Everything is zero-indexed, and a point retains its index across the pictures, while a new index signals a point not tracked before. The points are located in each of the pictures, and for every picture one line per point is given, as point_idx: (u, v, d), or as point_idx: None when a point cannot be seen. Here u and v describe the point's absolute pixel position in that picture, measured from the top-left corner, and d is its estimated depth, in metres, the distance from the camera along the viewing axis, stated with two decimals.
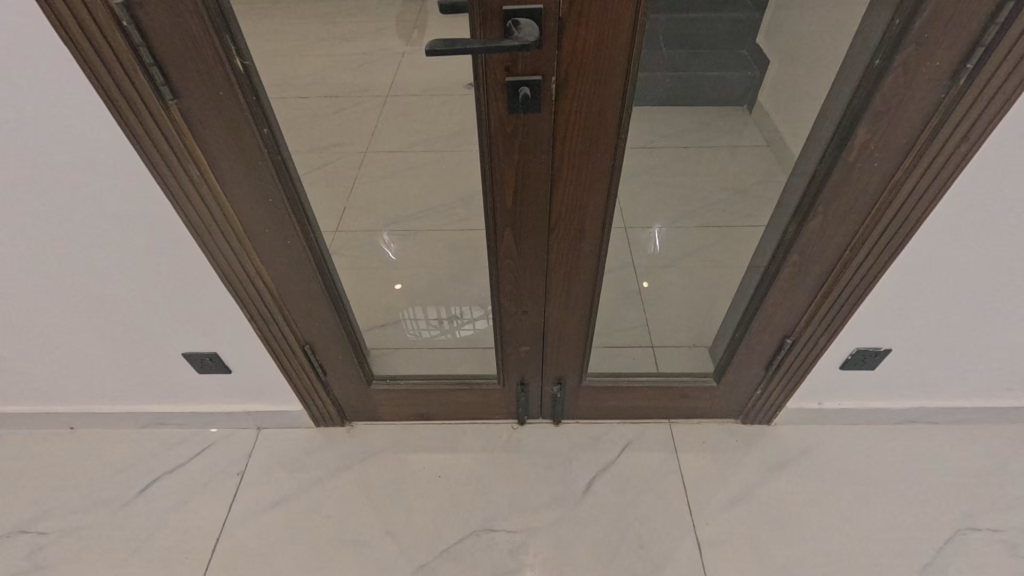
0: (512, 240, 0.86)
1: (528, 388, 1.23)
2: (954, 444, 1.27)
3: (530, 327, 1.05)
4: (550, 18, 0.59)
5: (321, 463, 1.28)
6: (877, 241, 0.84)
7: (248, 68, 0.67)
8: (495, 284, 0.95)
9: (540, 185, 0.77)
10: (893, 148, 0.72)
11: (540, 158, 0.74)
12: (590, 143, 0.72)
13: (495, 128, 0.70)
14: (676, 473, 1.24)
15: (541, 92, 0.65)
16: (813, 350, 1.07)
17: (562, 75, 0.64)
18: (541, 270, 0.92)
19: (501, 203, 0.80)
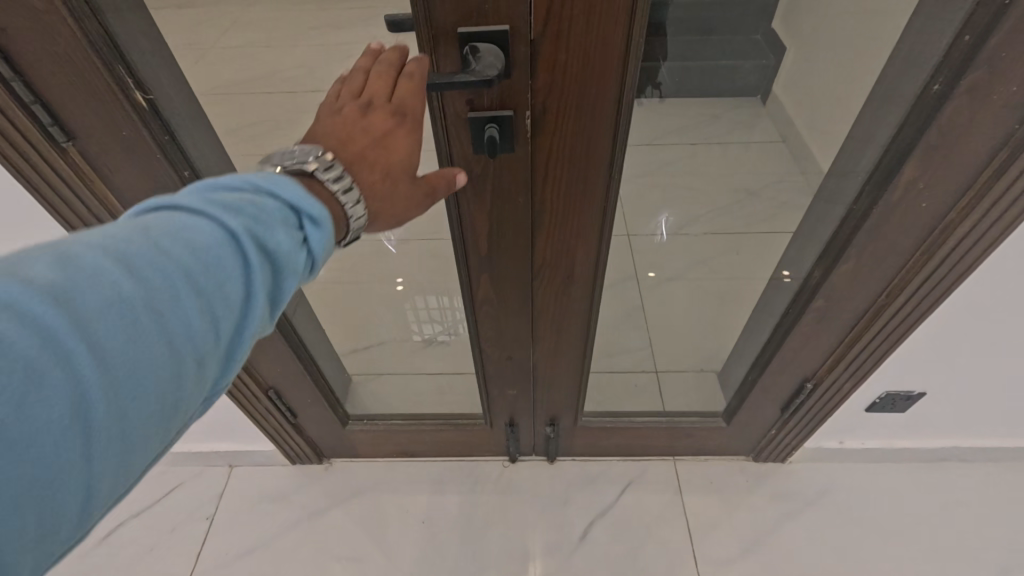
0: (492, 287, 0.75)
1: (518, 429, 1.13)
2: (989, 484, 1.16)
3: (517, 372, 0.94)
4: (519, 42, 0.48)
5: (297, 507, 1.20)
6: (919, 288, 0.71)
7: (156, 102, 0.55)
8: (474, 331, 0.84)
9: (519, 229, 0.66)
10: (946, 187, 0.59)
11: (518, 201, 0.62)
12: (576, 183, 0.60)
13: (462, 170, 0.58)
14: (680, 517, 1.14)
15: (512, 128, 0.53)
16: (835, 396, 0.94)
17: (538, 108, 0.53)
18: (525, 317, 0.81)
19: (476, 249, 0.69)
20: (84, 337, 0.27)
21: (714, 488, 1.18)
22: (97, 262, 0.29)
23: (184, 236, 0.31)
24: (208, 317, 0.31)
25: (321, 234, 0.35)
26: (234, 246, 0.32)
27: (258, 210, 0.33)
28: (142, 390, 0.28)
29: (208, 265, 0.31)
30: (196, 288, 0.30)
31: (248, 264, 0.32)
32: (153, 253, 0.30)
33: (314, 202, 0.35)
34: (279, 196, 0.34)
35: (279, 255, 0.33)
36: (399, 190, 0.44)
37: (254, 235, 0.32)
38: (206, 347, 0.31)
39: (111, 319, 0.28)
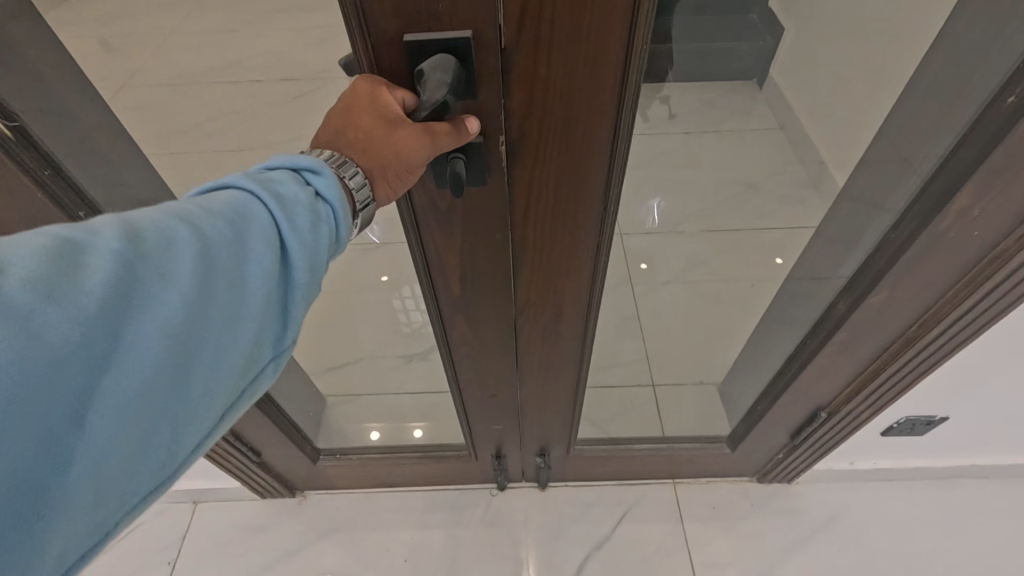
0: (468, 327, 0.66)
1: (506, 459, 1.06)
2: (1008, 504, 1.09)
3: (502, 409, 0.86)
4: (488, 50, 0.37)
5: (269, 546, 1.11)
6: (956, 322, 0.62)
7: (23, 129, 0.47)
8: (451, 372, 0.75)
9: (499, 268, 0.57)
10: (1006, 217, 0.50)
11: (495, 237, 0.53)
12: (564, 216, 0.51)
13: (424, 204, 0.49)
14: (681, 547, 1.08)
15: (483, 157, 0.44)
16: (852, 424, 0.86)
17: (516, 132, 0.43)
18: (510, 357, 0.72)
19: (448, 289, 0.60)
20: (151, 270, 0.26)
21: (715, 514, 1.12)
22: (154, 214, 0.28)
23: (214, 205, 0.30)
24: (260, 258, 0.30)
25: (331, 179, 0.33)
26: (265, 195, 0.31)
27: (273, 177, 0.33)
28: (206, 325, 0.28)
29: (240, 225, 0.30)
30: (244, 229, 0.30)
31: (282, 209, 0.31)
32: (199, 207, 0.30)
33: (310, 158, 0.34)
34: (284, 166, 0.34)
35: (303, 201, 0.32)
36: (388, 137, 0.36)
37: (279, 188, 0.32)
38: (263, 289, 0.30)
39: (172, 254, 0.27)
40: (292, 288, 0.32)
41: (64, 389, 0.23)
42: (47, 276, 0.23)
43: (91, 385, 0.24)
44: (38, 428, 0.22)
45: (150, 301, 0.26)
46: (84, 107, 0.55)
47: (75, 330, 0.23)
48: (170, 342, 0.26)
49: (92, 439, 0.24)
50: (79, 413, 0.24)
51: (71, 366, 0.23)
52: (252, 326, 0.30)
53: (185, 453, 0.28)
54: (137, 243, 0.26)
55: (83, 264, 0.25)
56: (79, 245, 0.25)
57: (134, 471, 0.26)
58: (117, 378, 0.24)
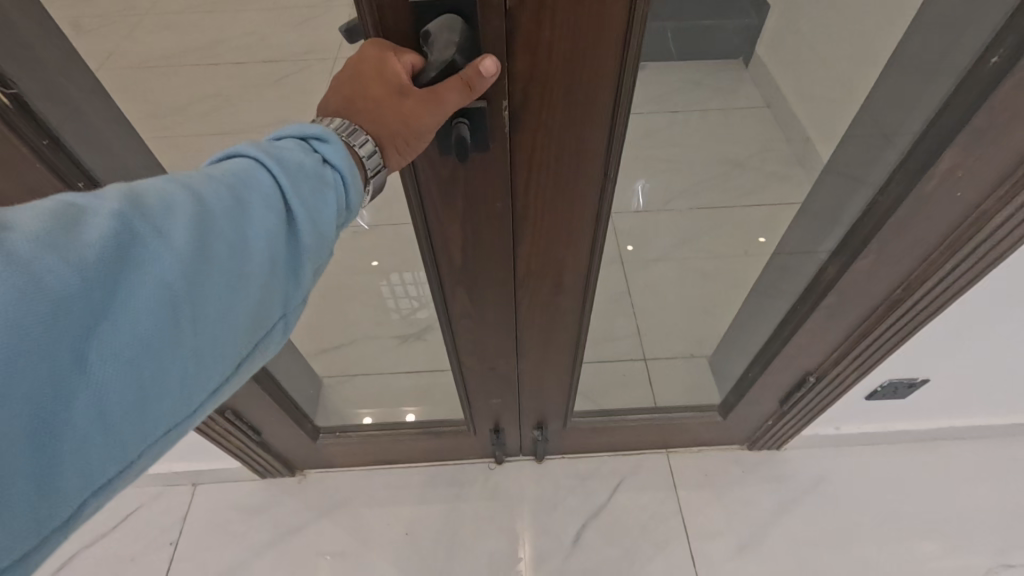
0: (470, 300, 0.67)
1: (503, 433, 1.08)
2: (984, 463, 1.14)
3: (501, 382, 0.87)
4: (492, 10, 0.38)
5: (270, 525, 1.13)
6: (940, 283, 0.65)
7: (22, 98, 0.47)
8: (452, 346, 0.77)
9: (499, 239, 0.58)
10: (987, 177, 0.52)
11: (497, 208, 0.54)
12: (564, 182, 0.52)
13: (427, 175, 0.50)
14: (675, 514, 1.12)
15: (486, 124, 0.45)
16: (838, 388, 0.89)
17: (517, 96, 0.44)
18: (510, 330, 0.74)
19: (450, 262, 0.61)
20: (154, 227, 0.27)
21: (705, 481, 1.16)
22: (159, 180, 0.29)
23: (218, 172, 0.31)
24: (264, 220, 0.30)
25: (336, 145, 0.34)
26: (269, 161, 0.31)
27: (278, 145, 0.33)
28: (211, 282, 0.28)
29: (242, 190, 0.30)
30: (249, 192, 0.30)
31: (286, 174, 0.31)
32: (203, 174, 0.30)
33: (316, 126, 0.34)
34: (288, 135, 0.34)
35: (306, 166, 0.32)
36: (393, 101, 0.36)
37: (284, 154, 0.32)
38: (268, 250, 0.31)
39: (175, 213, 0.28)
40: (299, 251, 0.32)
41: (71, 335, 0.24)
42: (52, 231, 0.24)
43: (98, 333, 0.25)
44: (47, 370, 0.23)
45: (153, 256, 0.26)
46: (77, 80, 0.54)
47: (78, 281, 0.24)
48: (174, 293, 0.27)
49: (100, 384, 0.25)
50: (87, 359, 0.25)
51: (77, 314, 0.24)
52: (258, 285, 0.30)
53: (196, 402, 0.29)
54: (142, 204, 0.27)
55: (89, 221, 0.26)
56: (85, 206, 0.26)
57: (144, 421, 0.27)
58: (121, 326, 0.25)
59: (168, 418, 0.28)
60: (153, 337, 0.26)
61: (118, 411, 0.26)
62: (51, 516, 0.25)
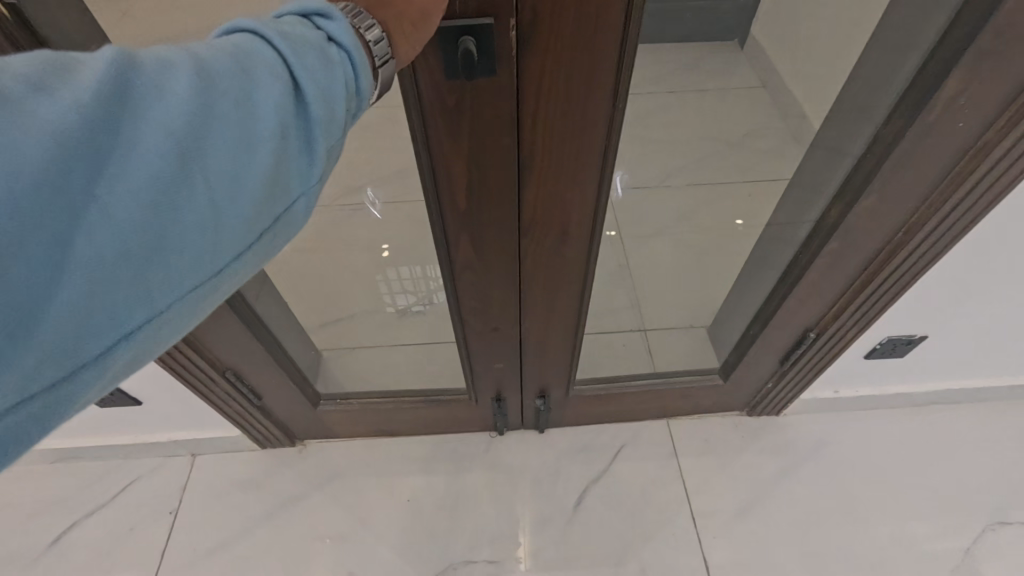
0: (473, 250, 0.67)
1: (505, 402, 1.08)
2: (981, 426, 1.16)
3: (503, 345, 0.87)
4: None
5: (272, 495, 1.14)
6: (943, 220, 0.65)
7: (23, 13, 0.47)
8: (454, 303, 0.77)
9: (504, 177, 0.58)
10: (988, 103, 0.53)
11: (502, 143, 0.54)
12: (572, 112, 0.52)
13: (433, 103, 0.50)
14: (675, 478, 1.13)
15: (493, 42, 0.45)
16: (839, 343, 0.90)
17: (526, 15, 0.44)
18: (513, 284, 0.73)
19: (454, 207, 0.61)
20: (150, 88, 0.26)
21: (705, 447, 1.16)
22: (161, 47, 0.29)
23: (219, 42, 0.30)
24: (267, 89, 0.29)
25: (342, 23, 0.32)
26: (271, 34, 0.30)
27: (285, 19, 0.32)
28: (213, 144, 0.28)
29: (242, 58, 0.29)
30: (251, 61, 0.29)
31: (289, 45, 0.30)
32: (204, 44, 0.30)
33: (316, 2, 0.33)
34: (293, 11, 0.33)
35: (311, 41, 0.31)
36: None
37: (288, 29, 0.31)
38: (275, 119, 0.30)
39: (171, 75, 0.27)
40: (309, 125, 0.31)
41: (67, 186, 0.24)
42: (45, 82, 0.24)
43: (95, 187, 0.25)
44: (45, 218, 0.24)
45: (152, 110, 0.26)
46: None
47: (71, 130, 0.24)
48: (172, 154, 0.26)
49: (100, 240, 0.25)
50: (86, 213, 0.25)
51: (73, 164, 0.24)
52: (265, 157, 0.30)
53: (206, 272, 0.29)
54: (138, 65, 0.27)
55: (87, 73, 0.25)
56: (81, 62, 0.26)
57: (154, 277, 0.27)
58: (119, 181, 0.25)
59: (180, 279, 0.28)
60: (151, 196, 0.26)
61: (122, 268, 0.26)
62: (61, 368, 0.26)
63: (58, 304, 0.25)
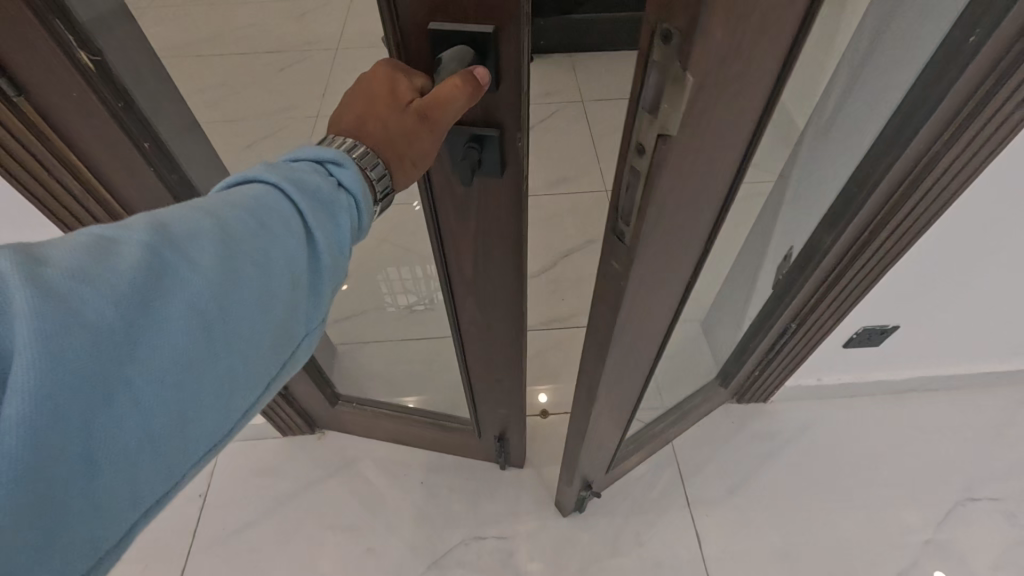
0: (476, 306, 0.78)
1: (507, 444, 1.14)
2: (953, 411, 1.24)
3: (505, 393, 0.96)
4: (507, 48, 0.45)
5: (293, 479, 1.22)
6: (904, 221, 0.77)
7: (106, 65, 0.54)
8: (459, 342, 0.86)
9: (506, 252, 0.67)
10: (931, 127, 0.64)
11: (503, 225, 0.63)
12: (669, 261, 0.52)
13: (442, 191, 0.60)
14: (669, 461, 1.21)
15: (499, 148, 0.53)
16: (818, 332, 1.00)
17: (520, 128, 0.51)
18: (515, 337, 0.82)
19: (460, 271, 0.71)
20: (179, 259, 0.31)
21: (699, 431, 1.24)
22: (179, 212, 0.33)
23: (236, 200, 0.35)
24: (286, 241, 0.35)
25: (352, 170, 0.40)
26: (288, 186, 0.37)
27: (294, 168, 0.38)
28: (240, 297, 0.33)
29: (261, 215, 0.35)
30: (269, 217, 0.35)
31: (304, 197, 0.37)
32: (222, 202, 0.35)
33: (334, 151, 0.40)
34: (302, 158, 0.40)
35: (326, 189, 0.38)
36: (395, 115, 0.43)
37: (302, 177, 0.38)
38: (289, 267, 0.35)
39: (198, 243, 0.32)
40: (319, 266, 0.37)
41: (112, 362, 0.28)
42: (85, 268, 0.28)
43: (137, 357, 0.28)
44: (95, 392, 0.27)
45: (190, 273, 0.31)
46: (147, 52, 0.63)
47: (113, 312, 0.28)
48: (203, 315, 0.31)
49: (145, 403, 0.29)
50: (129, 383, 0.28)
51: (119, 340, 0.28)
52: (281, 303, 0.35)
53: (233, 413, 0.34)
54: (168, 238, 0.31)
55: (122, 253, 0.29)
56: (115, 242, 0.30)
57: (190, 423, 0.31)
58: (156, 349, 0.29)
59: (209, 422, 0.32)
60: (187, 356, 0.30)
61: (160, 424, 0.30)
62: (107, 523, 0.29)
63: (104, 470, 0.28)
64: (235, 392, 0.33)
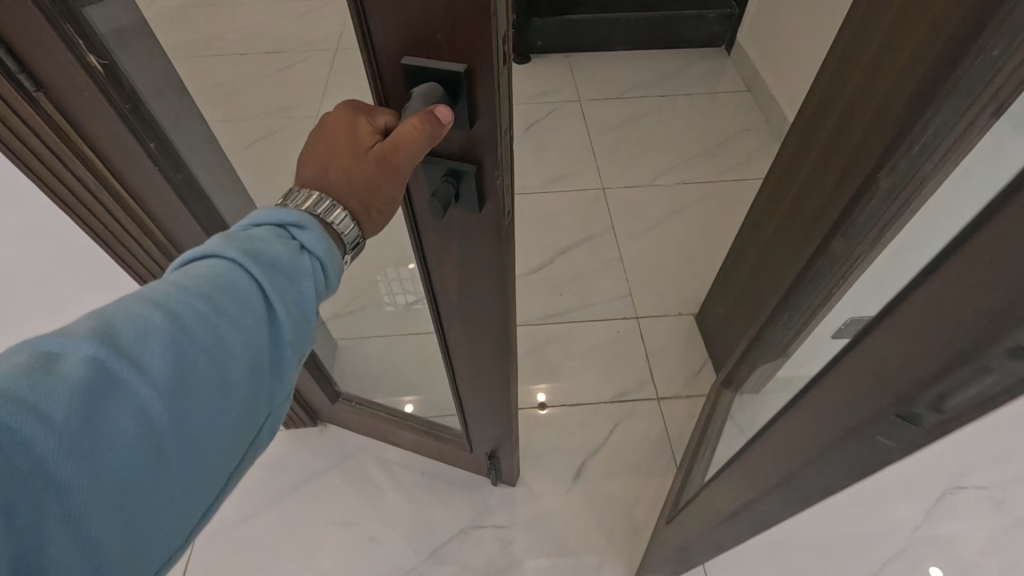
0: (463, 325, 0.79)
1: (498, 462, 1.13)
2: None
3: (495, 411, 0.97)
4: (481, 86, 0.45)
5: (296, 469, 1.25)
6: None
7: (112, 67, 0.56)
8: (448, 354, 0.87)
9: (487, 281, 0.68)
10: None
11: (481, 255, 0.64)
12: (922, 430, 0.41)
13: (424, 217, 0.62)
14: (666, 451, 1.24)
15: (475, 180, 0.53)
16: None
17: (495, 164, 0.52)
18: (501, 361, 0.82)
19: (445, 292, 0.73)
20: (128, 362, 0.32)
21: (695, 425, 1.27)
22: (126, 307, 0.34)
23: (189, 283, 0.36)
24: (244, 321, 0.37)
25: (313, 233, 0.42)
26: (246, 260, 0.38)
27: (253, 237, 0.40)
28: (195, 391, 0.34)
29: (217, 298, 0.36)
30: (225, 298, 0.36)
31: (262, 270, 0.38)
32: (176, 286, 0.36)
33: (295, 213, 0.42)
34: (263, 223, 0.42)
35: (288, 257, 0.40)
36: (355, 163, 0.44)
37: (261, 248, 0.39)
38: (248, 351, 0.37)
39: (148, 341, 0.33)
40: (279, 338, 0.39)
41: (58, 481, 0.28)
42: (26, 387, 0.28)
43: (83, 474, 0.29)
44: (39, 518, 0.27)
45: (138, 380, 0.32)
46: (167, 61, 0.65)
47: (57, 432, 0.28)
48: (155, 414, 0.32)
49: (93, 517, 0.29)
50: (77, 501, 0.29)
51: (63, 459, 0.28)
52: (240, 385, 0.36)
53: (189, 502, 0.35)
54: (115, 341, 0.32)
55: (67, 365, 0.30)
56: (59, 353, 0.30)
57: (148, 529, 0.32)
58: (104, 459, 0.30)
59: (164, 519, 0.33)
60: (140, 458, 0.31)
61: (112, 533, 0.30)
62: None
63: None
64: (192, 483, 0.34)
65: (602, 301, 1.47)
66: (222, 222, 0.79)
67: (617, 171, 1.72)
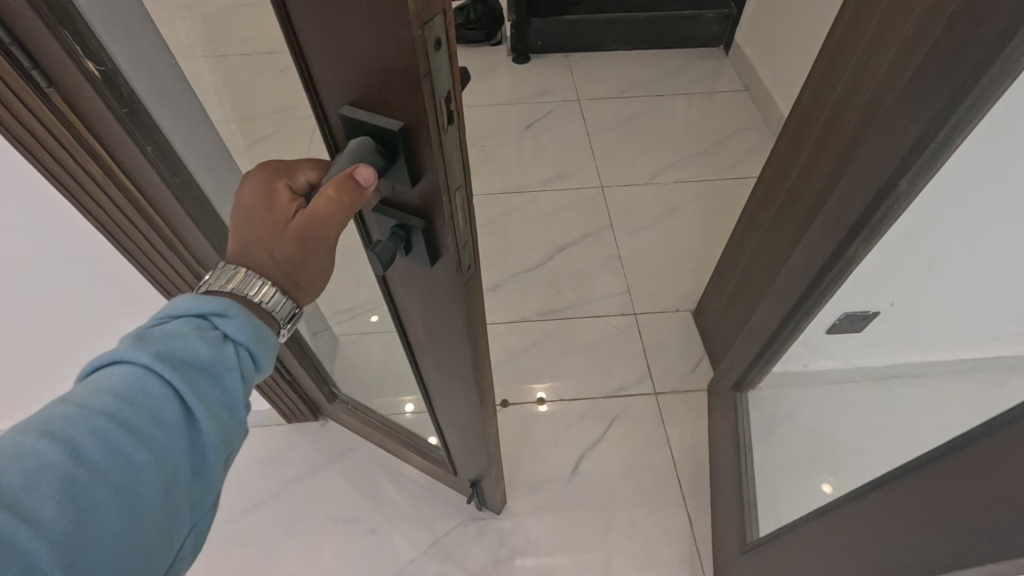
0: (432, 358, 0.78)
1: (480, 488, 1.11)
2: None
3: (473, 442, 0.94)
4: (420, 147, 0.42)
5: (299, 463, 1.27)
6: None
7: (110, 72, 0.58)
8: (422, 380, 0.87)
9: (448, 326, 0.67)
10: None
11: (439, 302, 0.62)
12: None
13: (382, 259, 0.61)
14: (664, 445, 1.25)
15: (425, 235, 0.51)
16: None
17: (446, 225, 0.49)
18: (473, 399, 0.80)
19: (412, 327, 0.73)
20: (19, 506, 0.30)
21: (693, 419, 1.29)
22: (18, 438, 0.33)
23: (92, 400, 0.36)
24: (155, 435, 0.36)
25: (236, 321, 0.43)
26: (159, 363, 0.38)
27: (168, 333, 0.40)
28: (98, 522, 0.33)
29: (123, 413, 0.36)
30: (134, 412, 0.36)
31: (177, 373, 0.38)
32: (78, 404, 0.35)
33: (219, 303, 0.43)
34: (181, 316, 0.42)
35: (210, 351, 0.41)
36: (275, 239, 0.44)
37: (176, 347, 0.39)
38: (158, 466, 0.36)
39: (42, 477, 0.31)
40: (198, 443, 0.39)
41: None
42: None
43: None
44: None
45: (28, 528, 0.30)
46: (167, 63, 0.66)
47: None
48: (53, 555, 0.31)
49: None
50: None
51: None
52: (151, 504, 0.36)
53: None
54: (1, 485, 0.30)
55: None
56: None
57: None
58: None
59: None
60: None
61: None
62: None
63: None
64: None
65: (601, 298, 1.49)
66: (219, 217, 0.82)
67: (616, 170, 1.74)
